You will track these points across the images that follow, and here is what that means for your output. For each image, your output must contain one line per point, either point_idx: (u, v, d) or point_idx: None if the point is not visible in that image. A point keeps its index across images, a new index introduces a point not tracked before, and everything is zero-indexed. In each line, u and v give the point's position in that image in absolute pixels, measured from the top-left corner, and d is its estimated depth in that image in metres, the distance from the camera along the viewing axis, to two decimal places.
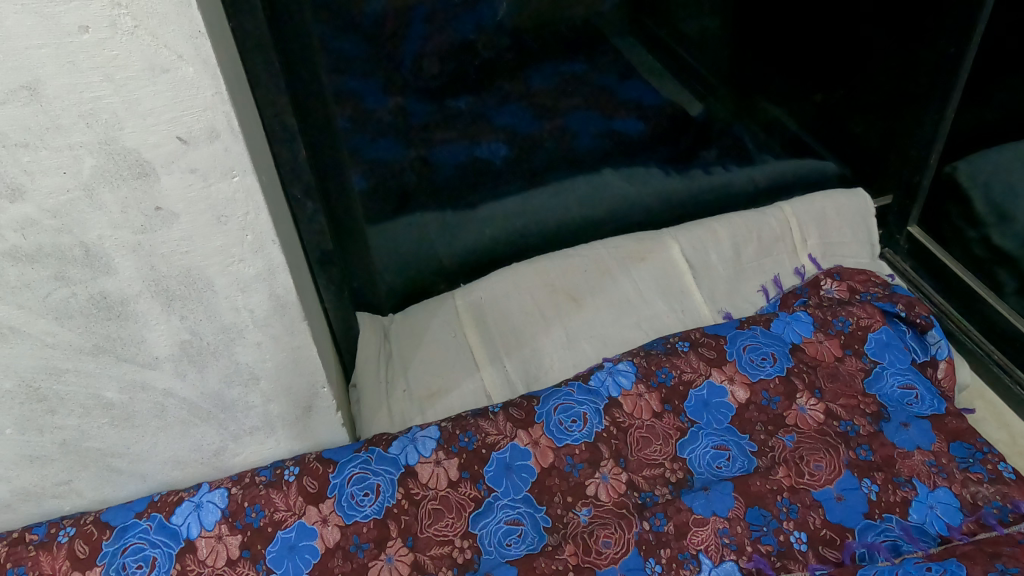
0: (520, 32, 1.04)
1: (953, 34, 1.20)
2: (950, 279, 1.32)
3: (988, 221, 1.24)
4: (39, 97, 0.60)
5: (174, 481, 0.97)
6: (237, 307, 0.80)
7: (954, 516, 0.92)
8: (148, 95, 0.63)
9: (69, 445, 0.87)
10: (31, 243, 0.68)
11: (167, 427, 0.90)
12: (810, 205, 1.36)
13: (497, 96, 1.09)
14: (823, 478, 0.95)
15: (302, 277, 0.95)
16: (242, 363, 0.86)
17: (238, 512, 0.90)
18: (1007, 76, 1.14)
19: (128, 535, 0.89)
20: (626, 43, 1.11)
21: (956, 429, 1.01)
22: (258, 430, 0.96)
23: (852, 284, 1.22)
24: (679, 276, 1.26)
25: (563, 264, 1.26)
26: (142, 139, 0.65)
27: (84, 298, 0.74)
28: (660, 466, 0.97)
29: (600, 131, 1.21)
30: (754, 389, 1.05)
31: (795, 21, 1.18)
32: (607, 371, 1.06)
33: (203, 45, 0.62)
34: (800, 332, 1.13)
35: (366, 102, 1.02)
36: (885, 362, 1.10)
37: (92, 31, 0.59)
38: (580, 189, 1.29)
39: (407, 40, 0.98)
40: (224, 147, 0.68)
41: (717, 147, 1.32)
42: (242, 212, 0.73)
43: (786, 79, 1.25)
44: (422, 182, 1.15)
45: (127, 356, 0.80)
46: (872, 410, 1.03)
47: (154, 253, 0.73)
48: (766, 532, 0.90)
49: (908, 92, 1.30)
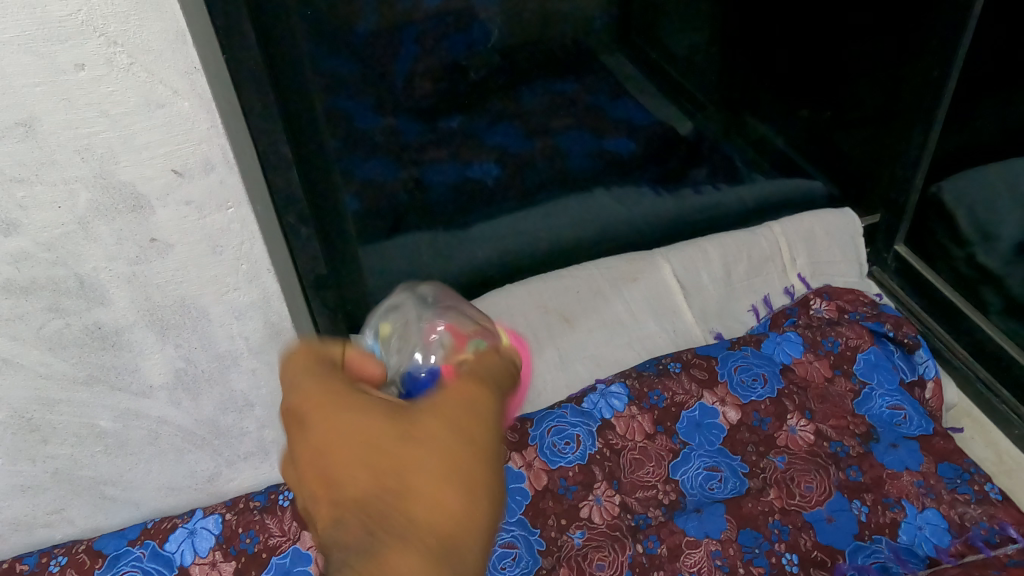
0: (511, 50, 1.04)
1: (936, 58, 1.22)
2: (937, 299, 1.34)
3: (973, 242, 1.26)
4: (35, 134, 0.60)
5: (169, 507, 0.98)
6: (232, 335, 0.81)
7: (942, 538, 0.94)
8: (143, 130, 0.63)
9: (61, 474, 0.87)
10: (26, 275, 0.68)
11: (161, 454, 0.90)
12: (800, 225, 1.38)
13: (489, 116, 1.10)
14: (814, 499, 0.96)
15: (296, 303, 0.96)
16: (236, 390, 0.87)
17: (232, 538, 0.96)
18: (995, 91, 1.15)
19: (121, 562, 0.94)
20: (616, 61, 1.11)
21: (944, 450, 1.03)
22: (252, 455, 0.97)
23: (841, 304, 1.24)
24: (670, 296, 1.28)
25: (556, 284, 1.27)
26: (137, 172, 0.65)
27: (78, 329, 0.74)
28: (653, 488, 0.98)
29: (592, 151, 1.22)
30: (745, 411, 1.06)
31: (786, 35, 1.17)
32: (600, 393, 1.07)
33: (199, 80, 0.62)
34: (790, 353, 1.14)
35: (359, 122, 1.02)
36: (874, 383, 1.11)
37: (88, 69, 0.58)
38: (572, 211, 1.30)
39: (397, 60, 0.98)
40: (219, 178, 0.68)
41: (707, 166, 1.33)
42: (237, 242, 0.73)
43: (776, 97, 1.25)
44: (414, 203, 1.16)
45: (121, 385, 0.80)
46: (861, 431, 1.05)
47: (150, 284, 0.73)
48: (757, 555, 0.91)
49: (894, 107, 1.30)
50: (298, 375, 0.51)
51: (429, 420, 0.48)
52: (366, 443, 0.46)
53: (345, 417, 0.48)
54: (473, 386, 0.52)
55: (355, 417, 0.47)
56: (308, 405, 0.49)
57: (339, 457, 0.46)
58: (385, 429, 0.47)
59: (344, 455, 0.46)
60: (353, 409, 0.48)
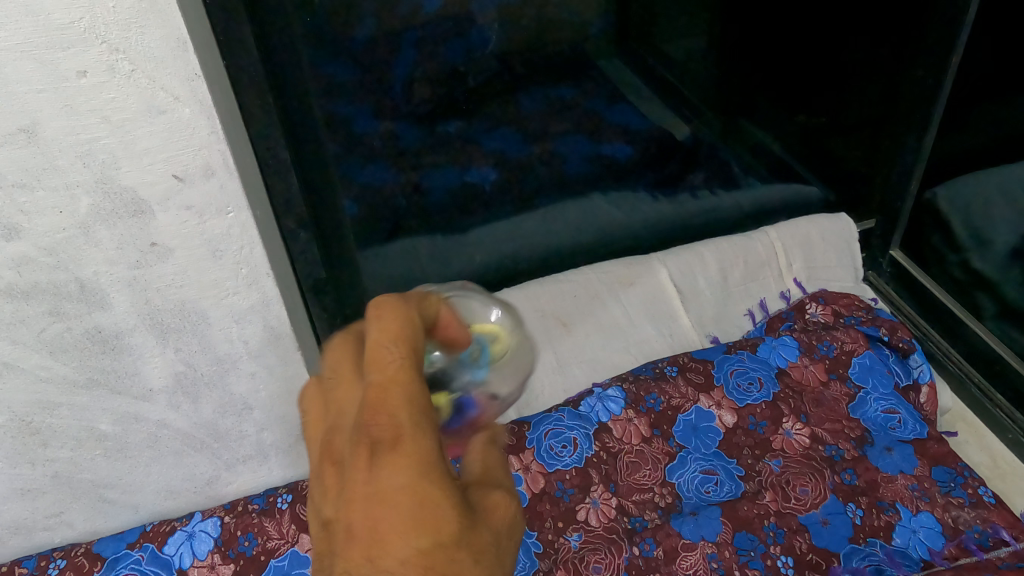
0: (509, 56, 1.04)
1: (930, 65, 1.24)
2: (932, 303, 1.35)
3: (967, 246, 1.27)
4: (37, 140, 0.61)
5: (168, 510, 0.99)
6: (231, 339, 0.81)
7: (936, 541, 0.95)
8: (145, 136, 0.64)
9: (60, 477, 0.87)
10: (27, 280, 0.68)
11: (160, 457, 0.91)
12: (796, 230, 1.39)
13: (486, 121, 1.10)
14: (809, 503, 0.97)
15: (295, 307, 0.96)
16: (235, 393, 0.87)
17: (231, 540, 0.97)
18: (989, 97, 1.16)
19: (120, 565, 0.94)
20: (613, 67, 1.12)
21: (939, 453, 1.04)
22: (251, 458, 0.97)
23: (836, 308, 1.24)
24: (667, 300, 1.29)
25: (553, 288, 1.27)
26: (138, 178, 0.66)
27: (79, 333, 0.74)
28: (649, 491, 0.99)
29: (589, 156, 1.23)
30: (741, 414, 1.07)
31: (782, 40, 1.17)
32: (597, 397, 1.07)
33: (200, 86, 0.63)
34: (786, 356, 1.15)
35: (358, 127, 1.02)
36: (869, 387, 1.12)
37: (90, 76, 0.59)
38: (570, 215, 1.31)
39: (396, 66, 0.99)
40: (219, 183, 0.69)
41: (704, 171, 1.34)
42: (236, 246, 0.74)
43: (772, 102, 1.26)
44: (413, 208, 1.16)
45: (121, 388, 0.81)
46: (856, 434, 1.06)
47: (150, 288, 0.73)
48: (753, 557, 0.92)
49: (889, 113, 1.32)
50: (391, 397, 0.40)
51: (488, 534, 0.43)
52: (434, 545, 0.39)
53: (428, 491, 0.40)
54: (516, 506, 0.47)
55: (421, 489, 0.39)
56: (389, 441, 0.39)
57: (398, 530, 0.39)
58: (458, 534, 0.40)
59: (403, 541, 0.39)
60: (439, 488, 0.40)
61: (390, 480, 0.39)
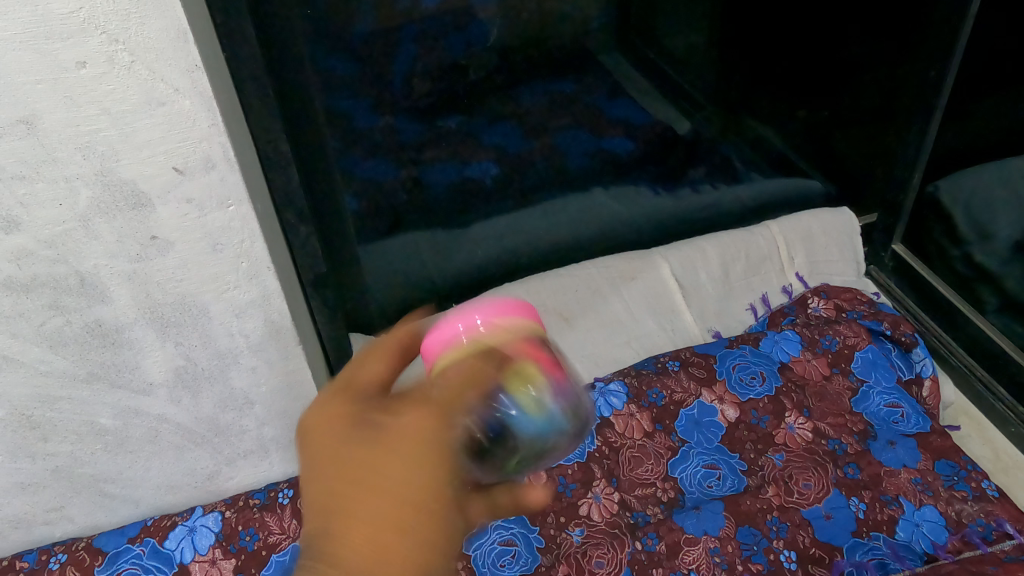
0: (509, 50, 1.04)
1: (933, 59, 1.25)
2: (934, 297, 1.34)
3: (970, 240, 1.27)
4: (36, 131, 0.60)
5: (168, 505, 0.99)
6: (232, 333, 0.81)
7: (939, 534, 0.94)
8: (145, 128, 0.63)
9: (60, 471, 0.87)
10: (26, 273, 0.68)
11: (161, 452, 0.90)
12: (797, 224, 1.38)
13: (487, 115, 1.10)
14: (812, 497, 0.97)
15: (296, 301, 0.96)
16: (236, 388, 0.87)
17: (232, 535, 0.97)
18: (992, 91, 1.15)
19: (121, 560, 0.94)
20: (614, 61, 1.12)
21: (942, 447, 1.03)
22: (252, 453, 0.97)
23: (839, 302, 1.24)
24: (668, 295, 1.29)
25: (555, 283, 1.27)
26: (138, 170, 0.65)
27: (79, 326, 0.74)
28: (651, 485, 0.99)
29: (591, 151, 1.23)
30: (744, 409, 1.07)
31: (784, 34, 1.17)
32: (599, 392, 1.07)
33: (200, 78, 0.62)
34: (788, 351, 1.14)
35: (357, 121, 1.02)
36: (871, 381, 1.12)
37: (90, 66, 0.58)
38: (571, 210, 1.31)
39: (396, 60, 0.98)
40: (220, 176, 0.69)
41: (706, 166, 1.34)
42: (237, 240, 0.73)
43: (773, 96, 1.26)
44: (413, 202, 1.16)
45: (121, 382, 0.80)
46: (859, 429, 1.05)
47: (150, 281, 0.73)
48: (756, 551, 0.92)
49: (890, 108, 1.31)
50: (363, 358, 0.53)
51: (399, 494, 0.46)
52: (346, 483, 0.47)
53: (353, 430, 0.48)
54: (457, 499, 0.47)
55: (355, 423, 0.48)
56: (344, 386, 0.51)
57: (327, 460, 0.48)
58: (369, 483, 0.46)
59: (331, 465, 0.48)
60: (365, 428, 0.48)
61: (342, 439, 0.48)
